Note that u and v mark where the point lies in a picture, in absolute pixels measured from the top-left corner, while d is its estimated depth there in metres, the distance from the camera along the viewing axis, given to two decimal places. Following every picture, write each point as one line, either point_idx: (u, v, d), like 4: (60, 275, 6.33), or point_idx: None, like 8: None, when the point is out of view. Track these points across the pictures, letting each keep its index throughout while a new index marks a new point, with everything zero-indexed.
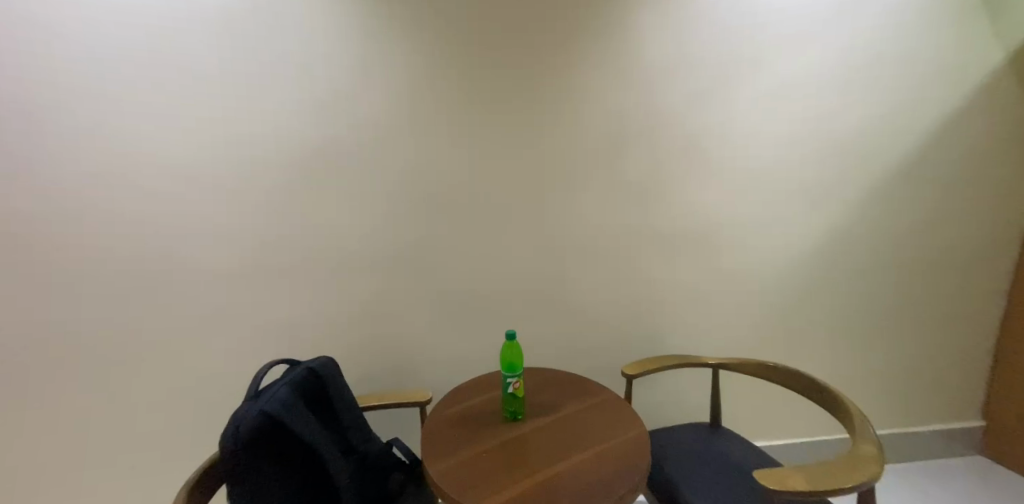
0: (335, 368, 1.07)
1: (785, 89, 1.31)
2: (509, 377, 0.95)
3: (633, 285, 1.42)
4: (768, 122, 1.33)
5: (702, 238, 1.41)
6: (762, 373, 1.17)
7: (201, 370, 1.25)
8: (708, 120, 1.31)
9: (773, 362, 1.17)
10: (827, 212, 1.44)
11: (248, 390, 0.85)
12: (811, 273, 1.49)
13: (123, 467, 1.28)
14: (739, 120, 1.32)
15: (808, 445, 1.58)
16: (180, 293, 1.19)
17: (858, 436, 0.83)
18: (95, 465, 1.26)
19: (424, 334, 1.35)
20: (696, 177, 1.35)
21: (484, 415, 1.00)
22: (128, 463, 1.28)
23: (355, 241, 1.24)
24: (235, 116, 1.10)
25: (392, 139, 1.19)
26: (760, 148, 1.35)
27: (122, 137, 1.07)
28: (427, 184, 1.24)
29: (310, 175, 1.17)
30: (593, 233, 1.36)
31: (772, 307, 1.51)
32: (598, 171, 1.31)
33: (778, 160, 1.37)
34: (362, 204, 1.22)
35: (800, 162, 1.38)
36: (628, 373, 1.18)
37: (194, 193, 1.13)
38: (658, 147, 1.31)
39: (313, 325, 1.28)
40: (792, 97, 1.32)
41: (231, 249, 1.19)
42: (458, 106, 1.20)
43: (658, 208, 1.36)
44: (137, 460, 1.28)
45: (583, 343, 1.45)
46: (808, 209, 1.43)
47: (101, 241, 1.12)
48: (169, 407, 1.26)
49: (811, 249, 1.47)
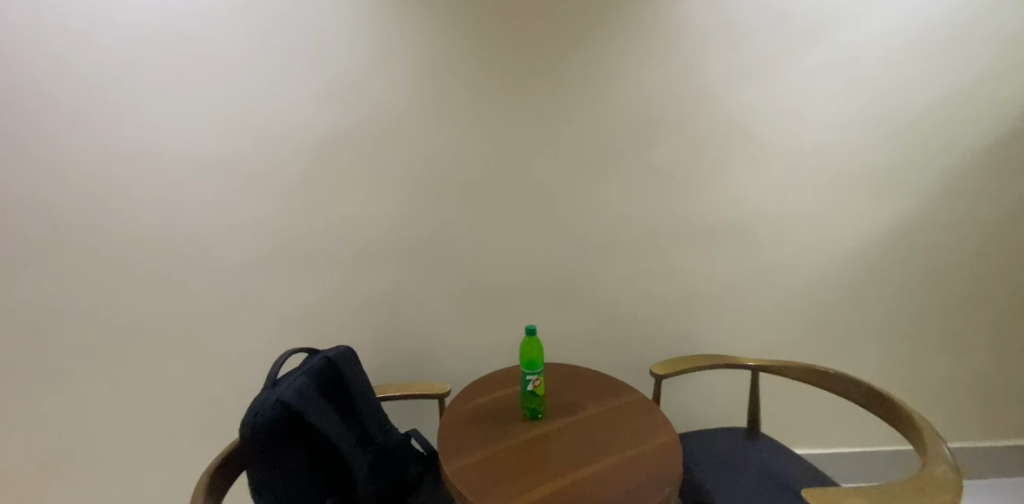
0: (354, 356, 1.02)
1: (840, 63, 1.17)
2: (528, 374, 0.90)
3: (662, 279, 1.34)
4: (817, 102, 1.20)
5: (739, 230, 1.30)
6: (811, 378, 1.06)
7: (226, 354, 1.28)
8: (749, 100, 1.19)
9: (825, 367, 1.06)
10: (888, 202, 1.30)
11: (265, 379, 0.83)
12: (868, 271, 1.36)
13: (158, 446, 1.33)
14: (785, 100, 1.20)
15: (856, 455, 1.46)
16: (204, 277, 1.22)
17: (928, 457, 0.73)
18: (131, 443, 1.32)
19: (445, 325, 1.33)
20: (737, 164, 1.24)
21: (503, 412, 0.95)
22: (160, 442, 1.33)
23: (374, 230, 1.23)
24: (261, 101, 1.09)
25: (412, 126, 1.15)
26: (809, 131, 1.23)
27: (154, 123, 1.09)
28: (447, 171, 1.20)
29: (329, 162, 1.16)
30: (621, 224, 1.28)
31: (820, 307, 1.39)
32: (628, 157, 1.22)
33: (831, 144, 1.24)
34: (380, 191, 1.20)
35: (856, 146, 1.25)
36: (657, 373, 1.10)
37: (221, 178, 1.14)
38: (692, 132, 1.21)
39: (332, 314, 1.28)
40: (850, 72, 1.18)
41: (252, 236, 1.20)
42: (482, 89, 1.14)
43: (695, 197, 1.27)
44: (170, 440, 1.33)
45: (609, 339, 1.38)
46: (864, 200, 1.29)
47: (129, 227, 1.16)
48: (196, 389, 1.30)
49: (867, 243, 1.33)
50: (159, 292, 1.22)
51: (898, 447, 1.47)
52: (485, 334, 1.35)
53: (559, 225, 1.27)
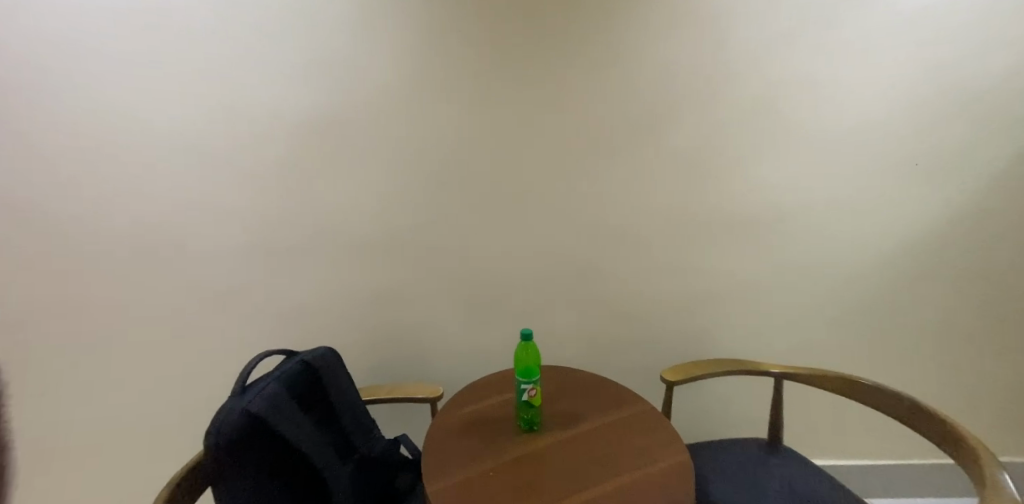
0: (335, 359, 0.95)
1: (882, 39, 1.03)
2: (523, 384, 0.80)
3: (676, 276, 1.22)
4: (855, 83, 1.06)
5: (764, 224, 1.18)
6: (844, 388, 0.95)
7: (209, 351, 1.22)
8: (776, 81, 1.06)
9: (861, 377, 0.95)
10: (933, 194, 1.15)
11: (234, 387, 0.75)
12: (907, 270, 1.23)
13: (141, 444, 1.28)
14: (818, 82, 1.06)
15: (887, 467, 1.34)
16: (183, 271, 1.14)
17: (984, 485, 0.62)
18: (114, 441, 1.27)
19: (441, 324, 1.25)
20: (765, 151, 1.11)
21: (496, 423, 0.86)
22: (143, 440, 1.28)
23: (363, 222, 1.14)
24: (237, 85, 1.00)
25: (402, 110, 1.05)
26: (845, 115, 1.09)
27: (123, 109, 1.01)
28: (441, 159, 1.10)
29: (313, 148, 1.07)
30: (632, 217, 1.17)
31: (852, 309, 1.27)
32: (643, 142, 1.10)
33: (870, 130, 1.10)
34: (369, 180, 1.10)
35: (898, 133, 1.11)
36: (667, 379, 1.00)
37: (197, 169, 1.06)
38: (716, 116, 1.08)
39: (320, 310, 1.21)
40: (892, 50, 1.04)
41: (232, 227, 1.12)
42: (477, 68, 1.03)
43: (716, 188, 1.14)
44: (153, 438, 1.28)
45: (616, 340, 1.28)
46: (906, 193, 1.15)
47: (103, 216, 1.08)
48: (180, 387, 1.24)
49: (907, 239, 1.20)
50: (138, 289, 1.15)
51: (932, 462, 1.35)
52: (484, 333, 1.26)
53: (562, 218, 1.16)
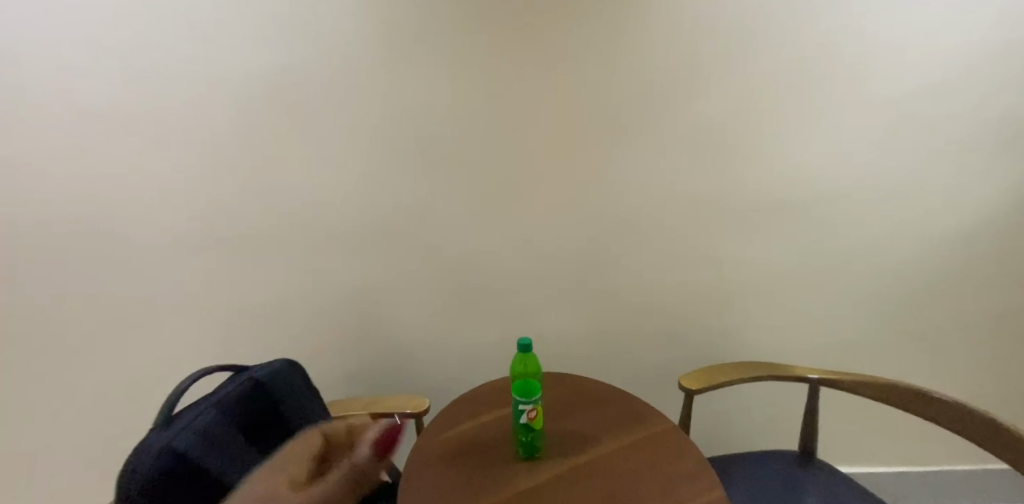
0: (296, 374, 0.78)
1: (936, 20, 0.91)
2: (521, 404, 0.65)
3: (690, 267, 1.11)
4: (900, 71, 0.95)
5: (789, 207, 1.06)
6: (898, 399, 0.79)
7: (162, 361, 1.07)
8: (811, 70, 0.95)
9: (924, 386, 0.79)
10: (975, 192, 1.06)
11: (157, 418, 0.61)
12: (944, 272, 1.13)
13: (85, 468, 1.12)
14: (859, 68, 0.95)
15: (915, 480, 1.24)
16: (125, 270, 0.98)
17: None
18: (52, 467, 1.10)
19: (433, 335, 1.12)
20: (794, 124, 0.99)
21: (489, 450, 0.71)
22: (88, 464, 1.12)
23: (336, 212, 0.99)
24: (189, 61, 0.84)
25: (378, 78, 0.90)
26: (884, 107, 0.98)
27: (41, 83, 0.83)
28: (426, 137, 0.95)
29: (272, 125, 0.91)
30: (643, 201, 1.04)
31: (882, 311, 1.17)
32: (658, 115, 0.97)
33: (911, 122, 1.00)
34: (342, 162, 0.96)
35: (942, 128, 1.00)
36: (687, 388, 0.87)
37: (141, 156, 0.90)
38: (741, 84, 0.95)
39: (290, 312, 1.06)
40: (943, 22, 0.92)
41: (180, 218, 0.96)
42: (477, 51, 0.90)
43: (737, 167, 1.02)
44: (100, 462, 1.12)
45: (624, 339, 1.16)
46: (946, 192, 1.06)
47: (16, 206, 0.91)
48: (128, 404, 1.09)
49: (943, 240, 1.10)
50: (80, 295, 0.99)
51: (971, 467, 1.23)
52: (480, 345, 1.14)
53: (569, 217, 1.04)
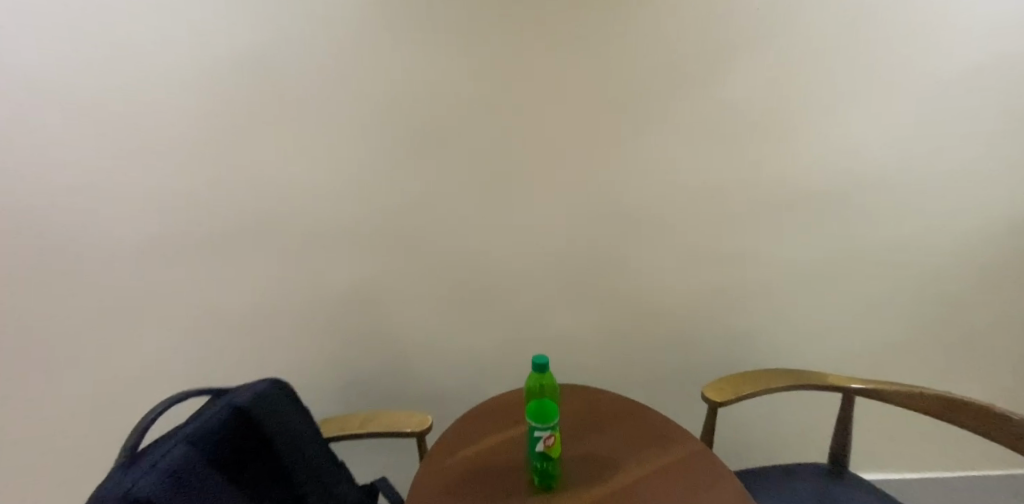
0: (284, 397, 0.71)
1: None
2: (537, 431, 0.58)
3: (709, 266, 1.03)
4: (930, 65, 0.89)
5: (815, 201, 0.99)
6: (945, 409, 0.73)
7: (138, 376, 0.97)
8: (838, 66, 0.88)
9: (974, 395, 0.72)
10: (1009, 189, 1.00)
11: (122, 455, 0.53)
12: (975, 276, 1.07)
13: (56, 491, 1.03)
14: (887, 63, 0.88)
15: (937, 488, 1.20)
16: (91, 277, 0.89)
17: None
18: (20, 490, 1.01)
19: (436, 348, 1.06)
20: (825, 111, 0.91)
21: (500, 480, 0.64)
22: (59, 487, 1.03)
23: (327, 212, 0.91)
24: (159, 53, 0.75)
25: (371, 63, 0.80)
26: (913, 104, 0.92)
27: None
28: (424, 129, 0.86)
29: (252, 116, 0.81)
30: (660, 196, 0.96)
31: (909, 316, 1.11)
32: (679, 103, 0.89)
33: (940, 118, 0.94)
34: (332, 158, 0.87)
35: (972, 126, 0.95)
36: (712, 400, 0.80)
37: (108, 159, 0.80)
38: (770, 68, 0.87)
39: (279, 321, 0.98)
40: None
41: (150, 219, 0.86)
42: (481, 45, 0.81)
43: (762, 158, 0.94)
44: (71, 484, 1.03)
45: (638, 343, 1.09)
46: (977, 193, 1.00)
47: None
48: (101, 422, 1.00)
49: (977, 238, 1.04)
50: (43, 310, 0.89)
51: (995, 471, 1.19)
52: (484, 352, 1.07)
53: (580, 222, 0.97)
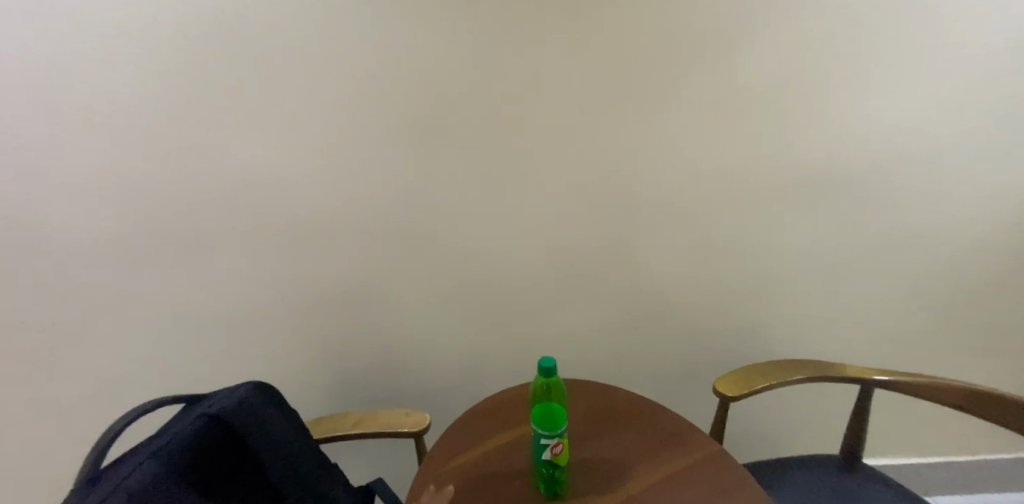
0: (267, 402, 0.65)
1: None
2: (544, 438, 0.54)
3: (720, 253, 0.97)
4: (969, 35, 0.81)
5: (835, 184, 0.92)
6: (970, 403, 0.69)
7: (113, 376, 0.91)
8: (868, 36, 0.80)
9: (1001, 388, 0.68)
10: None
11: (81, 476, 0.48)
12: (997, 262, 1.02)
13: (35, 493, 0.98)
14: (922, 33, 0.80)
15: (942, 472, 1.19)
16: (52, 273, 0.81)
17: None
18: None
19: (431, 343, 1.00)
20: (852, 86, 0.84)
21: (503, 488, 0.59)
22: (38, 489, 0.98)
23: (308, 200, 0.83)
24: (106, 23, 0.65)
25: (351, 32, 0.71)
26: (949, 78, 0.84)
27: None
28: (414, 107, 0.78)
29: (218, 93, 0.72)
30: (669, 180, 0.89)
31: (925, 304, 1.06)
32: (694, 77, 0.80)
33: (974, 95, 0.86)
34: (312, 140, 0.78)
35: (1008, 103, 0.87)
36: (724, 394, 0.76)
37: (62, 146, 0.72)
38: (796, 39, 0.79)
39: (262, 317, 0.92)
40: None
41: (112, 209, 0.78)
42: (474, 12, 0.72)
43: (781, 139, 0.87)
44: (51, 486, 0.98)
45: (644, 334, 1.04)
46: (1008, 175, 0.94)
47: None
48: (77, 424, 0.94)
49: (1003, 222, 0.98)
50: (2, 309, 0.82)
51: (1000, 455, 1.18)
52: (482, 345, 1.02)
53: (584, 208, 0.91)
